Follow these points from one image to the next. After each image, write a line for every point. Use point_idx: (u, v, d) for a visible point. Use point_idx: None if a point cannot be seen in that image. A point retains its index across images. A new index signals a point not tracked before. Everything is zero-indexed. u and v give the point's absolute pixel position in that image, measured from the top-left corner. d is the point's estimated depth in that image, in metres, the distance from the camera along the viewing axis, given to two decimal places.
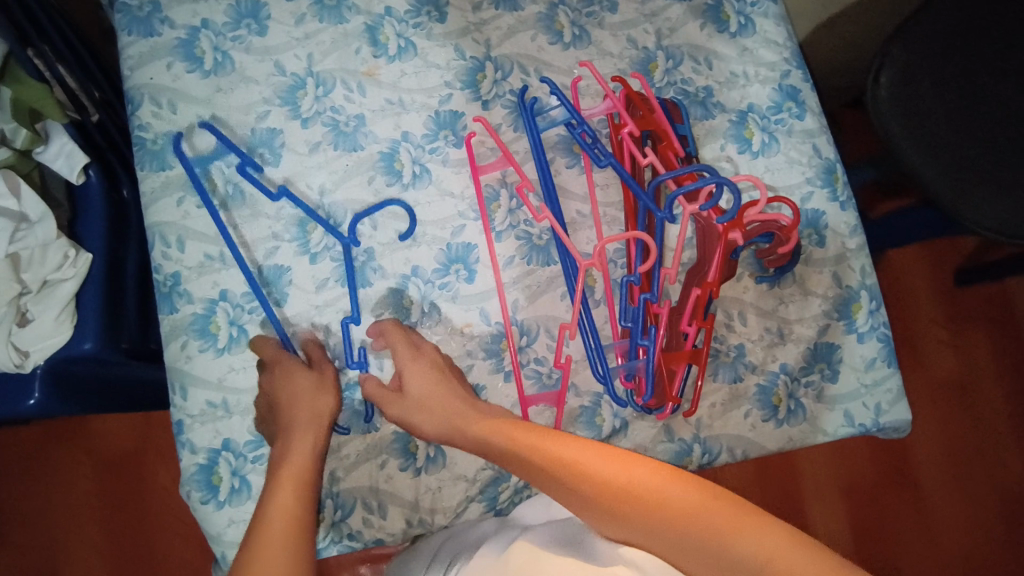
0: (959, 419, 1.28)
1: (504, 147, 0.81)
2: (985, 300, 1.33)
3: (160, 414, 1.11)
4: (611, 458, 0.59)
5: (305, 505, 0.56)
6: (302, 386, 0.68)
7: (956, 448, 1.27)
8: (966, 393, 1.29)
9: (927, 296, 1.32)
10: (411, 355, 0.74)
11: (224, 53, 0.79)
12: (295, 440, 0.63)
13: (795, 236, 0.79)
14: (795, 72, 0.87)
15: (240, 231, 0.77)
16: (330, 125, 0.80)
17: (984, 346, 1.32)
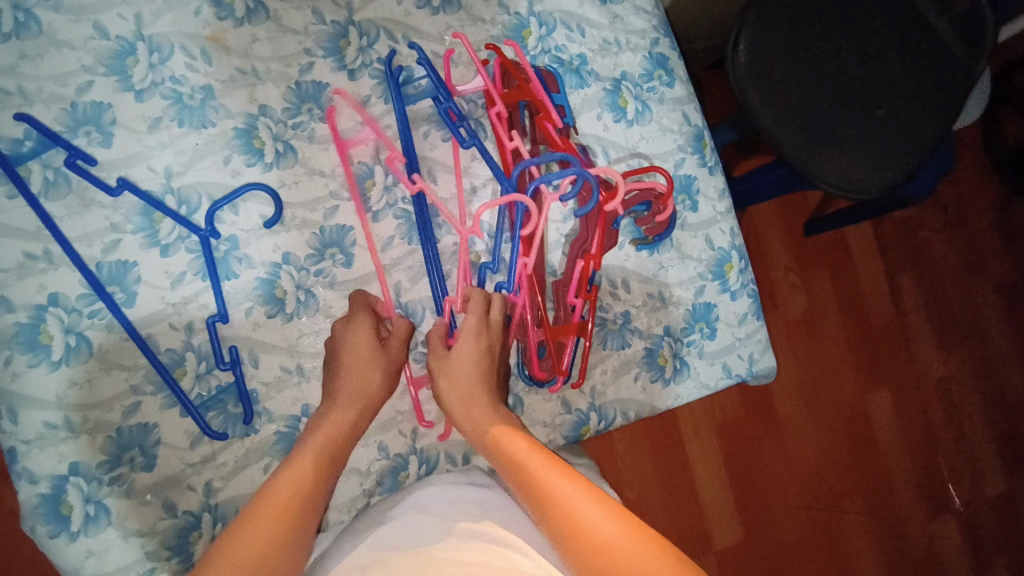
0: (805, 352, 1.53)
1: (368, 121, 0.77)
2: (826, 246, 1.57)
3: None
4: (602, 507, 0.55)
5: (320, 481, 0.60)
6: (358, 353, 0.70)
7: (803, 375, 1.52)
8: (811, 329, 1.54)
9: (780, 246, 1.53)
10: (472, 330, 0.72)
11: (26, 11, 0.71)
12: (336, 410, 0.67)
13: (671, 203, 0.82)
14: (663, 40, 0.93)
15: (70, 224, 0.71)
16: (172, 98, 0.75)
17: (826, 287, 1.56)
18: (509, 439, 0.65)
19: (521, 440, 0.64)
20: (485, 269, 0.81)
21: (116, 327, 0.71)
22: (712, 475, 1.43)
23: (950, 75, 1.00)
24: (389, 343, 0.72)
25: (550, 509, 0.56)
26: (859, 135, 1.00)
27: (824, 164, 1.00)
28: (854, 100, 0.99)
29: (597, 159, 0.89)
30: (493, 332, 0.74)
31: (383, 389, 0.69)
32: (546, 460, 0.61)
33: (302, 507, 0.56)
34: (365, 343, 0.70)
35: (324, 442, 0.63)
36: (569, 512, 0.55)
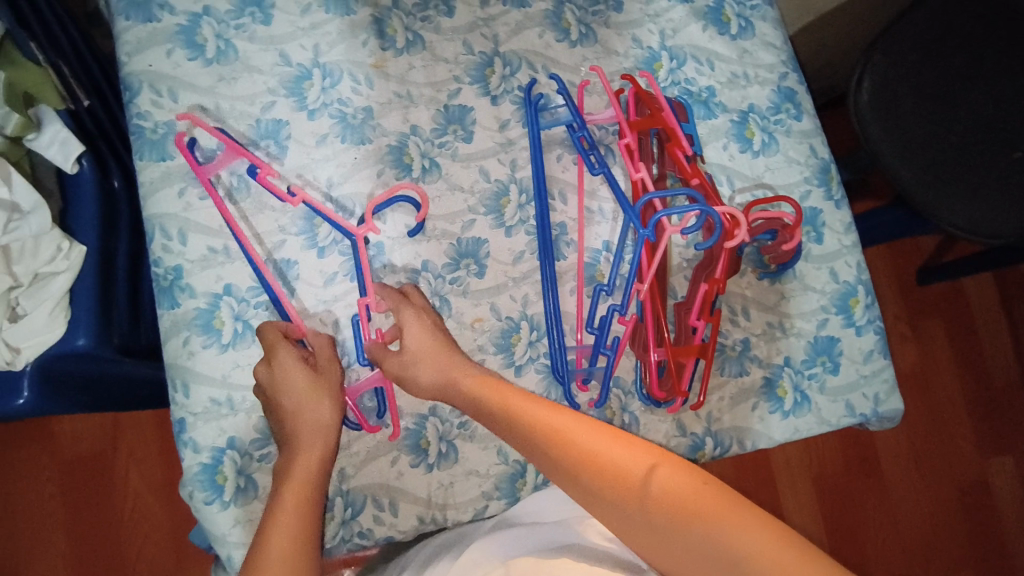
0: (915, 408, 1.44)
1: (226, 137, 0.77)
2: (942, 294, 1.49)
3: (128, 418, 1.21)
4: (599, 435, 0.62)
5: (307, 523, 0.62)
6: (300, 387, 0.71)
7: (912, 431, 1.44)
8: (922, 384, 1.45)
9: (890, 292, 1.48)
10: (413, 313, 0.75)
11: (227, 41, 0.82)
12: (300, 453, 0.67)
13: (798, 234, 0.83)
14: (792, 74, 0.94)
15: (244, 224, 0.79)
16: (338, 117, 0.83)
17: (942, 339, 1.47)
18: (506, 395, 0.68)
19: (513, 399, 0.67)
20: (603, 290, 0.83)
21: (277, 319, 0.79)
22: (808, 530, 1.37)
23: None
24: (322, 365, 0.74)
25: (563, 451, 0.61)
26: (991, 179, 0.95)
27: (952, 207, 0.96)
28: (988, 142, 0.95)
29: (722, 187, 0.90)
30: (432, 313, 0.77)
31: (336, 414, 0.71)
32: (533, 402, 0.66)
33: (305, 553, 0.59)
34: (299, 377, 0.71)
35: (302, 485, 0.65)
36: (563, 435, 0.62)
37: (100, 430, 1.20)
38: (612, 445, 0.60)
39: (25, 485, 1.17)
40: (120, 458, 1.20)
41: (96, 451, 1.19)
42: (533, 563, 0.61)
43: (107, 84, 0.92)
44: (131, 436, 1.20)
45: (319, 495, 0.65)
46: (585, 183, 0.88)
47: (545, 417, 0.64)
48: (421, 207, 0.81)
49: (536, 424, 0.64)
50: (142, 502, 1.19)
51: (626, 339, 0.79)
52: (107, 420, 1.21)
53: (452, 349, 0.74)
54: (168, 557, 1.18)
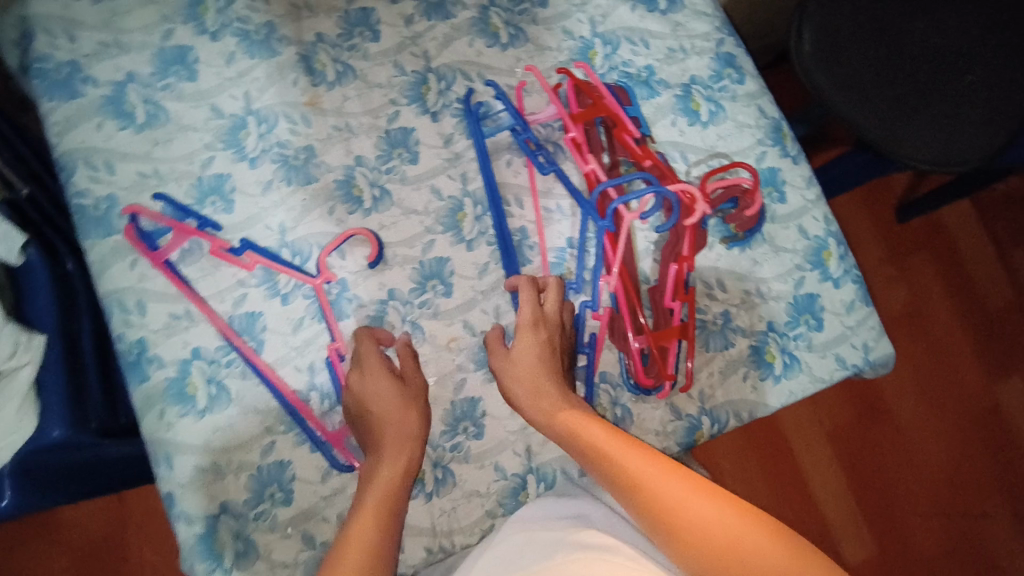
0: (913, 346, 1.43)
1: (174, 222, 0.78)
2: (921, 228, 1.48)
3: (133, 495, 1.20)
4: (657, 469, 0.61)
5: (382, 541, 0.60)
6: (390, 400, 0.71)
7: (915, 369, 1.42)
8: (916, 320, 1.44)
9: (869, 235, 1.46)
10: (529, 322, 0.76)
11: (156, 104, 0.81)
12: (384, 466, 0.67)
13: (758, 197, 0.84)
14: (728, 40, 0.93)
15: (203, 285, 0.79)
16: (280, 161, 0.82)
17: (927, 272, 1.46)
18: (578, 419, 0.68)
19: (593, 421, 0.68)
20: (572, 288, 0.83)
21: (251, 374, 0.77)
22: (832, 487, 1.35)
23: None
24: (406, 375, 0.75)
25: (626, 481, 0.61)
26: (948, 106, 0.94)
27: (912, 142, 0.94)
28: (937, 74, 0.95)
29: (676, 164, 0.89)
30: (549, 323, 0.77)
31: (423, 429, 0.71)
32: (604, 431, 0.66)
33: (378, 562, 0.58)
34: (388, 391, 0.72)
35: (384, 496, 0.65)
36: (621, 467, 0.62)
37: (106, 513, 1.19)
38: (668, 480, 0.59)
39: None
40: (132, 535, 1.18)
41: (106, 533, 1.18)
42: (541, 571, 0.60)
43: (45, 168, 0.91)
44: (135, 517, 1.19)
45: (399, 511, 0.65)
46: (538, 184, 0.86)
47: (639, 465, 0.62)
48: (373, 247, 0.81)
49: (622, 468, 0.62)
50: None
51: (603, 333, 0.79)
52: (112, 501, 1.19)
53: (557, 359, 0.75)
54: None
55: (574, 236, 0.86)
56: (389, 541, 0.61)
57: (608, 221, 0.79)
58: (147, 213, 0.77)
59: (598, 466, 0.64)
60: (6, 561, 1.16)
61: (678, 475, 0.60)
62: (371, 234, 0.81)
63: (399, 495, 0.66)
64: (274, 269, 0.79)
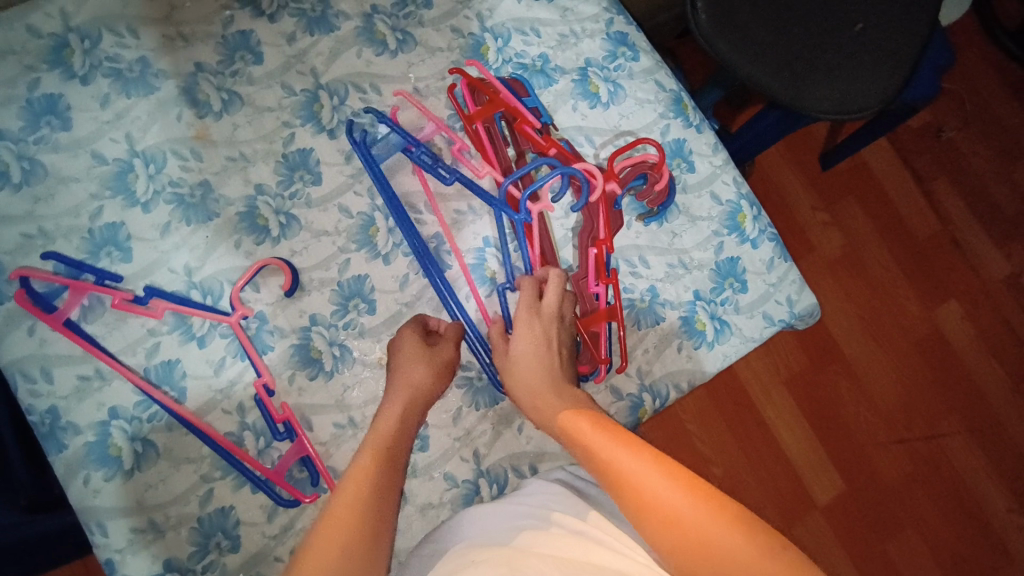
0: (855, 286, 1.44)
1: (67, 279, 0.74)
2: (848, 173, 1.48)
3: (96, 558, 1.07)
4: (651, 466, 0.59)
5: (377, 493, 0.63)
6: (406, 354, 0.73)
7: (860, 308, 1.44)
8: (855, 260, 1.45)
9: (798, 184, 1.47)
10: (525, 320, 0.75)
11: (31, 159, 0.77)
12: (385, 409, 0.70)
13: (665, 170, 0.83)
14: (617, 18, 0.92)
15: (112, 340, 0.75)
16: (176, 201, 0.79)
17: (859, 214, 1.47)
18: (570, 417, 0.67)
19: (582, 417, 0.66)
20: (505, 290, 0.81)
21: (175, 425, 0.74)
22: (796, 435, 1.37)
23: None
24: (437, 345, 0.75)
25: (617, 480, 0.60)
26: (842, 57, 0.97)
27: (815, 97, 0.97)
28: (827, 28, 0.97)
29: (583, 149, 0.90)
30: (546, 316, 0.75)
31: (430, 379, 0.72)
32: (599, 426, 0.65)
33: (372, 503, 0.62)
34: (411, 344, 0.74)
35: (376, 453, 0.66)
36: (614, 464, 0.61)
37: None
38: (660, 479, 0.58)
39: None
40: None
41: None
42: (517, 555, 0.59)
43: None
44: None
45: (396, 455, 0.67)
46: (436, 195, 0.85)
47: (637, 468, 0.59)
48: (287, 275, 0.79)
49: (611, 467, 0.61)
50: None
51: None
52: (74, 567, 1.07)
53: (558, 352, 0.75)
54: None
55: (493, 235, 0.85)
56: (382, 497, 0.63)
57: (524, 215, 0.78)
58: (36, 273, 0.73)
59: (594, 466, 0.63)
60: None
61: (685, 484, 0.57)
62: (281, 263, 0.78)
63: (400, 436, 0.69)
64: (185, 312, 0.76)
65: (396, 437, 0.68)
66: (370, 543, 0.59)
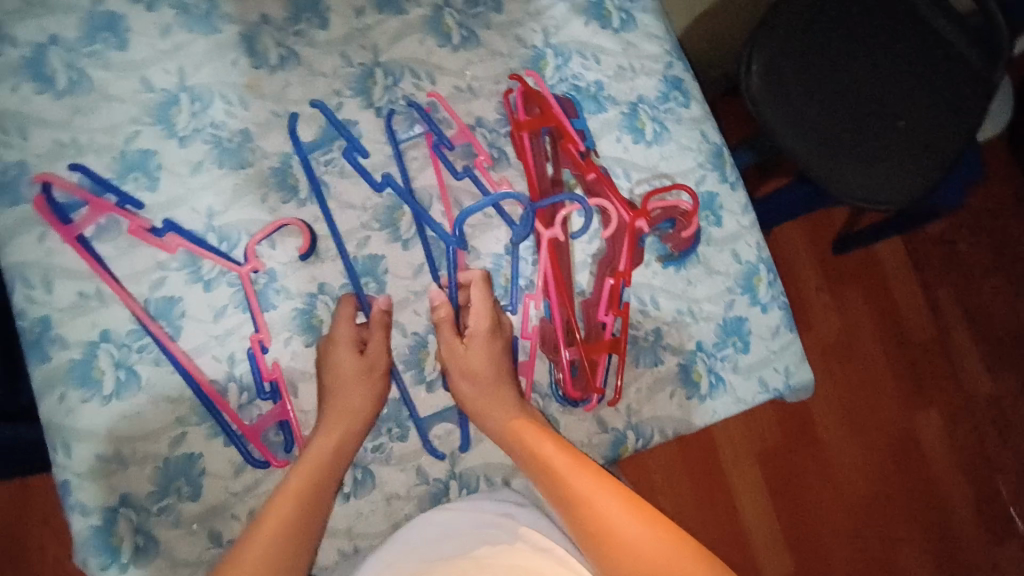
0: (843, 375, 1.46)
1: (89, 194, 0.73)
2: (858, 264, 1.50)
3: (36, 485, 1.08)
4: (612, 496, 0.64)
5: (302, 524, 0.64)
6: (346, 374, 0.72)
7: (843, 398, 1.45)
8: (848, 350, 1.47)
9: (808, 265, 1.48)
10: (484, 330, 0.75)
11: (80, 70, 0.77)
12: (321, 433, 0.70)
13: (695, 220, 0.84)
14: (677, 63, 0.94)
15: (122, 264, 0.75)
16: (213, 142, 0.79)
17: (861, 305, 1.49)
18: (535, 437, 0.70)
19: (547, 442, 0.70)
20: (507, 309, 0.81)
21: (163, 362, 0.74)
22: (757, 509, 1.37)
23: (948, 66, 0.99)
24: (370, 352, 0.74)
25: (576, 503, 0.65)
26: (880, 148, 0.98)
27: (846, 181, 0.98)
28: (871, 117, 0.99)
29: (619, 181, 0.91)
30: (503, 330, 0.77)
31: (366, 403, 0.73)
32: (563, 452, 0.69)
33: (308, 518, 0.65)
34: (346, 359, 0.73)
35: (308, 480, 0.67)
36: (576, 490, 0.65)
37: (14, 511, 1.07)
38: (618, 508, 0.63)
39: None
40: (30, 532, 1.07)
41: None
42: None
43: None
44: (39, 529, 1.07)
45: (326, 485, 0.68)
46: (449, 192, 0.84)
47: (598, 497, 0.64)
48: (305, 239, 0.78)
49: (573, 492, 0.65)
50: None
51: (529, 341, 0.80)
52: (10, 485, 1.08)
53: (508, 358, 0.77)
54: None
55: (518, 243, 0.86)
56: (304, 530, 0.65)
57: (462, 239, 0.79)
58: (59, 182, 0.73)
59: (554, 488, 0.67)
60: None
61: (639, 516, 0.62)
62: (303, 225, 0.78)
63: (332, 468, 0.69)
64: (197, 253, 0.76)
65: (327, 469, 0.68)
66: (295, 563, 0.63)
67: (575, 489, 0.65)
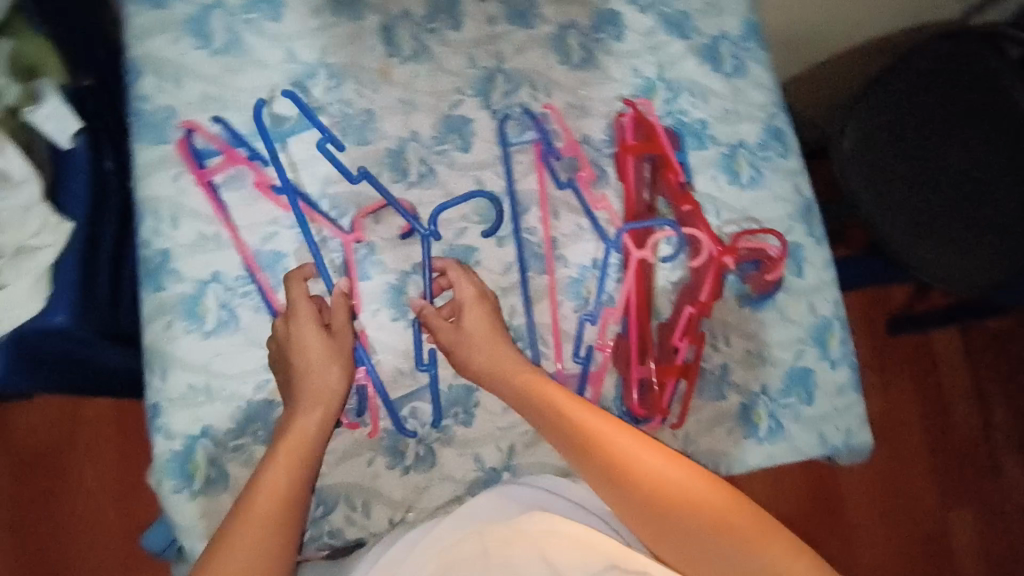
0: (880, 456, 1.42)
1: (226, 145, 0.78)
2: (912, 347, 1.47)
3: (88, 412, 1.21)
4: (615, 424, 0.69)
5: (290, 500, 0.63)
6: (315, 353, 0.71)
7: (877, 479, 1.41)
8: (889, 432, 1.43)
9: (861, 339, 1.46)
10: (473, 296, 0.78)
11: (236, 34, 0.83)
12: (301, 414, 0.69)
13: (780, 266, 0.86)
14: (781, 115, 0.97)
15: (239, 213, 0.80)
16: (340, 117, 0.85)
17: (909, 390, 1.45)
18: (537, 382, 0.73)
19: (549, 384, 0.72)
20: (586, 319, 0.84)
21: (262, 310, 0.78)
22: None
23: None
24: (335, 330, 0.74)
25: (581, 432, 0.69)
26: (968, 231, 0.95)
27: (921, 259, 0.97)
28: (964, 199, 0.96)
29: (708, 217, 0.93)
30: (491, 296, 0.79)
31: (343, 380, 0.72)
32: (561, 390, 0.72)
33: (294, 485, 0.64)
34: (314, 338, 0.72)
35: (292, 459, 0.66)
36: (577, 420, 0.69)
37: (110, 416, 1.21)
38: (621, 433, 0.68)
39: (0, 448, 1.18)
40: (77, 454, 1.19)
41: (51, 444, 1.19)
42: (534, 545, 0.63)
43: (117, 80, 0.93)
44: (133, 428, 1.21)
45: (311, 461, 0.67)
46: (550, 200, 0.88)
47: (600, 425, 0.69)
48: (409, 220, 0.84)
49: (579, 425, 0.69)
50: (89, 508, 1.18)
51: (603, 353, 0.83)
52: (66, 408, 1.21)
53: (504, 341, 0.77)
54: (115, 560, 1.17)
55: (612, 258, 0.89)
56: (295, 507, 0.63)
57: (434, 229, 0.81)
58: (201, 130, 0.80)
59: (553, 421, 0.70)
60: None
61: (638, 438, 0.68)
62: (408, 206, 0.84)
63: (314, 445, 0.68)
64: (310, 216, 0.80)
65: (310, 445, 0.68)
66: (285, 539, 0.61)
67: (583, 423, 0.69)
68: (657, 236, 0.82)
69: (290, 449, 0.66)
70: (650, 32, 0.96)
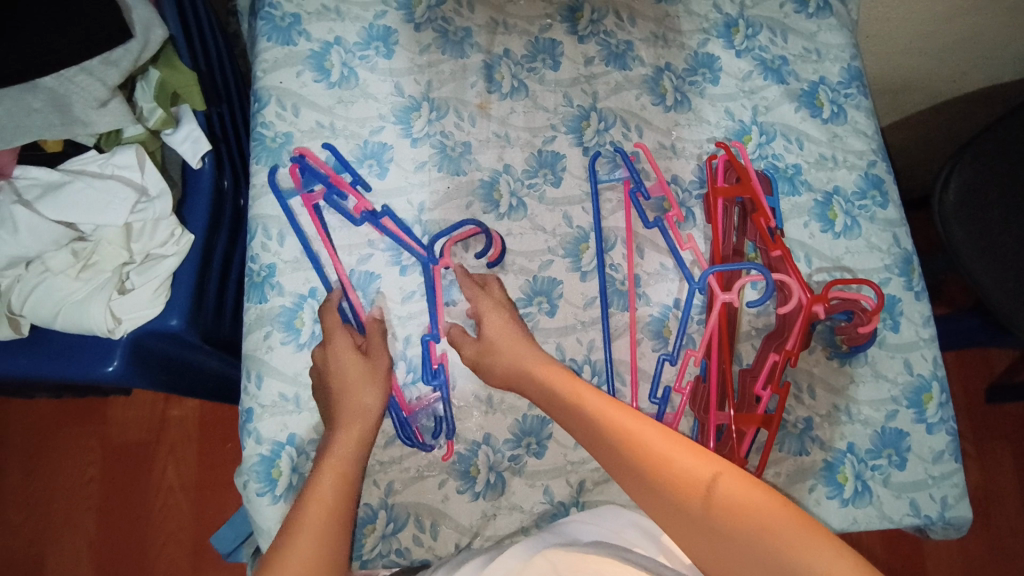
0: (973, 535, 1.30)
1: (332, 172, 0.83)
2: (1014, 420, 1.36)
3: (176, 415, 1.29)
4: (648, 424, 0.65)
5: (342, 509, 0.62)
6: (348, 372, 0.74)
7: (968, 561, 1.29)
8: (985, 510, 1.31)
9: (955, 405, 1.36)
10: (495, 305, 0.80)
11: (351, 69, 0.89)
12: (341, 431, 0.70)
13: (876, 318, 0.82)
14: (881, 163, 0.94)
15: (340, 235, 0.85)
16: (439, 148, 0.89)
17: (1009, 466, 1.33)
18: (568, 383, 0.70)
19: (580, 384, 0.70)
20: (665, 360, 0.83)
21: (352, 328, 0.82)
22: None
23: None
24: (369, 351, 0.77)
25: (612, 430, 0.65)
26: None
27: None
28: None
29: (799, 264, 0.90)
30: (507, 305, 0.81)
31: (378, 399, 0.74)
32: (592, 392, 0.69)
33: (343, 497, 0.63)
34: (348, 361, 0.75)
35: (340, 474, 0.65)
36: (608, 417, 0.66)
37: (197, 415, 1.29)
38: (654, 433, 0.64)
39: (97, 439, 1.27)
40: (162, 452, 1.27)
41: (138, 441, 1.27)
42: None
43: (236, 110, 1.03)
44: (219, 428, 1.29)
45: (357, 474, 0.67)
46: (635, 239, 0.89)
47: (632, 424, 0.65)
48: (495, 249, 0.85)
49: (608, 423, 0.65)
50: (173, 500, 1.25)
51: (681, 396, 0.80)
52: (156, 408, 1.29)
53: (528, 343, 0.76)
54: (185, 558, 1.22)
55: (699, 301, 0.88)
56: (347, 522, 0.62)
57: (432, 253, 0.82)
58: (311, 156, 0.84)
59: (583, 421, 0.67)
60: (40, 432, 1.26)
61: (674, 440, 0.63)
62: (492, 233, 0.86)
63: (356, 461, 0.68)
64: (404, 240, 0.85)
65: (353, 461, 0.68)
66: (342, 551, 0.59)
67: (616, 426, 0.65)
68: (746, 280, 0.80)
69: (334, 466, 0.66)
70: (747, 76, 0.96)
